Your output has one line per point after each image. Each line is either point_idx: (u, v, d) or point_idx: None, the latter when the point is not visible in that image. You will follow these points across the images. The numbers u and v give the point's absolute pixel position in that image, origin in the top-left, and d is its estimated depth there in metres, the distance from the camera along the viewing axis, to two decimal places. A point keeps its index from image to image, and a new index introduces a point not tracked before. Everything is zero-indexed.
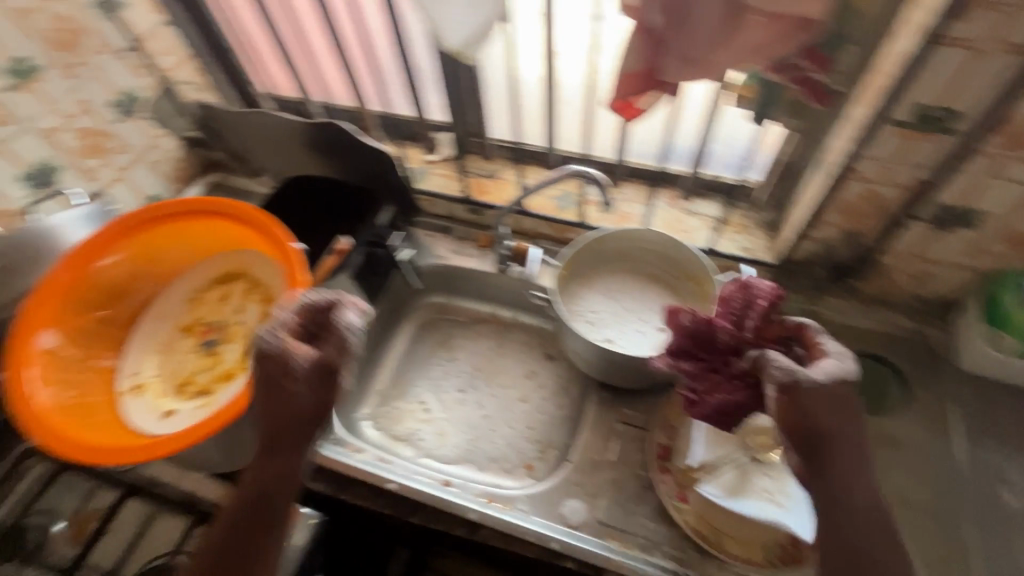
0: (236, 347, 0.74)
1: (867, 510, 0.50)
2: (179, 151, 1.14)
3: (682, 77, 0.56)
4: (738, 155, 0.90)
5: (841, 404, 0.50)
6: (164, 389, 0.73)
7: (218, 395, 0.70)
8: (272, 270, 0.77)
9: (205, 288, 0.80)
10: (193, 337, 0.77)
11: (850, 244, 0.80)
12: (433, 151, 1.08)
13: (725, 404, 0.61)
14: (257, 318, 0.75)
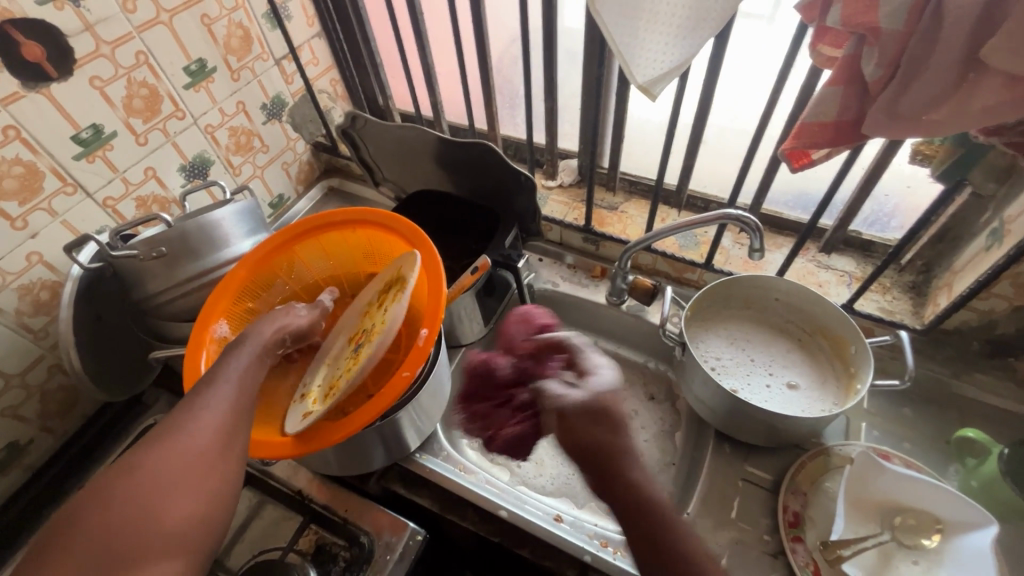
0: (372, 343, 0.66)
1: (654, 534, 0.48)
2: (306, 154, 1.20)
3: (880, 132, 0.54)
4: (883, 212, 0.86)
5: (613, 419, 0.52)
6: (318, 395, 0.69)
7: (344, 389, 0.64)
8: (414, 262, 0.70)
9: (375, 299, 0.76)
10: (351, 343, 0.72)
11: (1018, 320, 0.74)
12: (553, 177, 1.08)
13: (519, 436, 0.72)
14: (394, 313, 0.67)
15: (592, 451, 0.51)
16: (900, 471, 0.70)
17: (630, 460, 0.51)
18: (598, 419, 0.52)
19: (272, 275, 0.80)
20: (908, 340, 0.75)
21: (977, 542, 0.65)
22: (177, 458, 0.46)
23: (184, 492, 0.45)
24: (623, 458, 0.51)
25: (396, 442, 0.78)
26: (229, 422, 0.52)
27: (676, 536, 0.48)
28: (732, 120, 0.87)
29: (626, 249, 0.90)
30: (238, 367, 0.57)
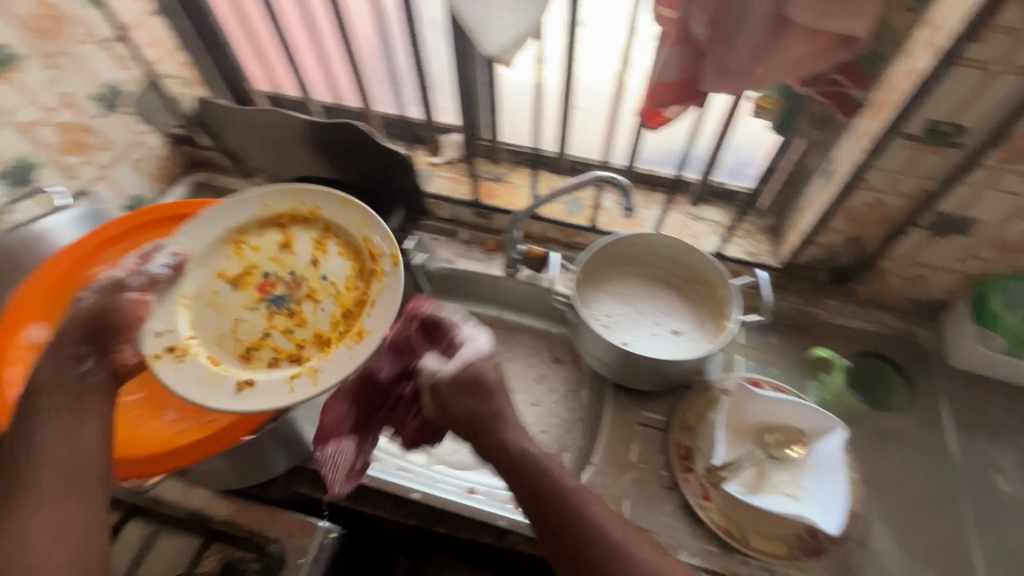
0: (323, 305, 0.67)
1: (531, 493, 0.54)
2: (163, 148, 1.08)
3: (717, 89, 0.58)
4: (742, 162, 0.94)
5: (485, 381, 0.56)
6: (220, 354, 0.62)
7: (314, 364, 0.62)
8: (350, 214, 0.70)
9: (253, 228, 0.70)
10: (253, 291, 0.67)
11: (852, 249, 0.84)
12: (438, 154, 1.06)
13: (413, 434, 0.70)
14: (347, 274, 0.68)
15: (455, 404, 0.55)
16: (769, 396, 0.79)
17: (490, 425, 0.56)
18: (465, 392, 0.56)
19: (95, 264, 0.68)
20: (766, 278, 0.83)
21: (829, 448, 0.77)
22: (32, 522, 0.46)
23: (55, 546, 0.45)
24: (490, 418, 0.56)
25: (297, 443, 0.75)
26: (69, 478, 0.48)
27: (558, 484, 0.53)
28: (598, 84, 0.89)
29: (514, 220, 0.91)
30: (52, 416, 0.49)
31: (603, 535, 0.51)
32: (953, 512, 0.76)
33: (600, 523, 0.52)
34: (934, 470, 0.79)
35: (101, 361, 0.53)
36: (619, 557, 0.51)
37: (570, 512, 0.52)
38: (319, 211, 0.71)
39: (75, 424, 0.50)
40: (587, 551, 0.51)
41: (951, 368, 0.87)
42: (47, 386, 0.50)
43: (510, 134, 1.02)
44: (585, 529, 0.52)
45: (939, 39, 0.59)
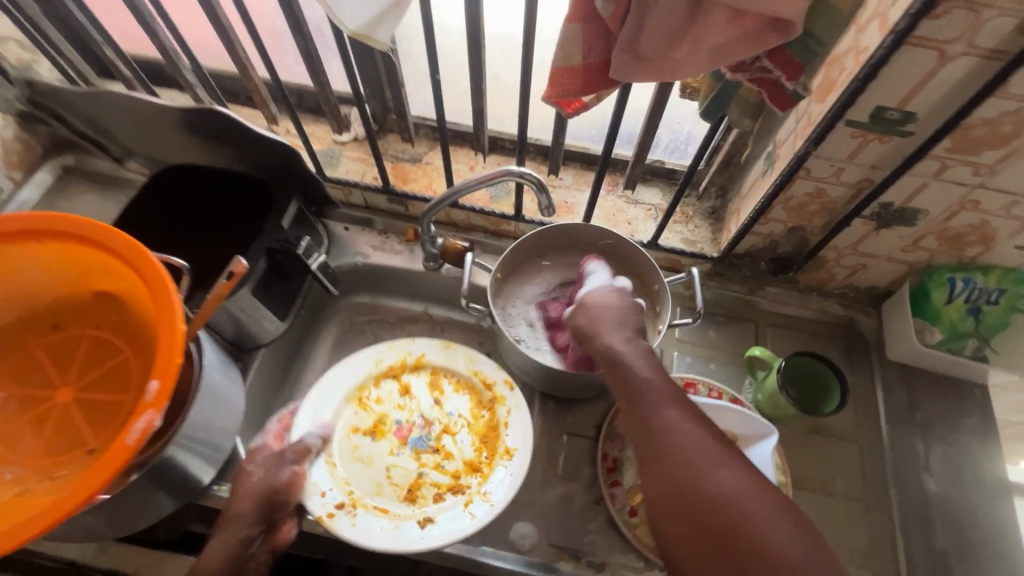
0: (467, 438, 0.76)
1: (650, 388, 0.54)
2: (11, 128, 0.91)
3: (629, 77, 0.47)
4: (680, 140, 0.85)
5: (625, 309, 0.62)
6: (374, 502, 0.70)
7: (478, 488, 0.70)
8: (455, 355, 0.80)
9: (366, 385, 0.78)
10: (391, 439, 0.75)
11: (793, 238, 0.78)
12: (343, 130, 0.93)
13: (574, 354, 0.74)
14: (470, 409, 0.78)
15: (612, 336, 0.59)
16: (702, 402, 0.74)
17: (615, 328, 0.60)
18: (608, 315, 0.61)
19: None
20: (698, 276, 0.76)
21: (763, 452, 0.72)
22: None
23: None
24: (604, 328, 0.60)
25: (180, 484, 0.67)
26: None
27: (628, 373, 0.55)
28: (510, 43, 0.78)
29: (426, 212, 0.80)
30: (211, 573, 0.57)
31: (671, 436, 0.50)
32: (881, 511, 0.74)
33: (667, 418, 0.51)
34: (865, 467, 0.77)
35: (231, 530, 0.60)
36: (701, 454, 0.49)
37: (658, 415, 0.52)
38: (422, 366, 0.80)
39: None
40: (684, 456, 0.49)
41: (889, 360, 0.83)
42: None
43: (423, 106, 0.90)
44: (656, 426, 0.51)
45: (891, 13, 0.49)
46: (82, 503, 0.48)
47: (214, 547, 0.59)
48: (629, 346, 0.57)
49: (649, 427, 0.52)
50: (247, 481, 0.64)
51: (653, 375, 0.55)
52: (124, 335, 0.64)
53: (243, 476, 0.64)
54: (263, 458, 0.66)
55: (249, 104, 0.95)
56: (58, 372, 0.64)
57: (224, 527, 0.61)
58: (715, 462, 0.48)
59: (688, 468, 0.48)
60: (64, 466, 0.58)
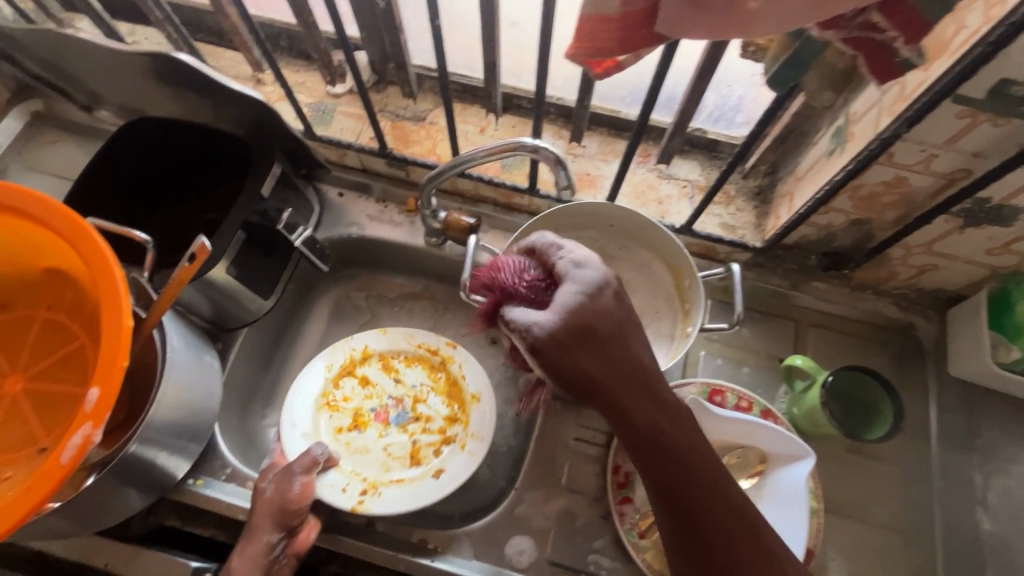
0: (434, 404, 0.75)
1: (648, 397, 0.46)
2: None
3: (684, 33, 0.36)
4: (728, 106, 0.72)
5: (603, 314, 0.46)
6: (386, 478, 0.69)
7: (465, 432, 0.71)
8: (392, 333, 0.78)
9: (326, 387, 0.75)
10: (373, 426, 0.73)
11: (854, 231, 0.66)
12: (337, 81, 0.81)
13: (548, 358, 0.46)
14: (426, 380, 0.76)
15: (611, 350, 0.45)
16: (729, 416, 0.65)
17: (619, 341, 0.46)
18: (605, 322, 0.46)
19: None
20: (740, 273, 0.64)
21: (796, 477, 0.64)
22: None
23: None
24: (601, 343, 0.45)
25: (149, 480, 0.62)
26: None
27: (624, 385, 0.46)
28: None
29: (426, 183, 0.70)
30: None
31: (688, 463, 0.45)
32: (922, 544, 0.67)
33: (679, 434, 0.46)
34: (908, 494, 0.69)
35: (257, 537, 0.60)
36: (739, 504, 0.45)
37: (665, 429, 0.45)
38: (367, 351, 0.77)
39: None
40: (701, 478, 0.45)
41: (949, 373, 0.73)
42: None
43: (428, 54, 0.78)
44: (680, 452, 0.45)
45: None
46: (18, 522, 0.42)
47: (240, 557, 0.58)
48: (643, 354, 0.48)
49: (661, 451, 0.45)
50: (262, 502, 0.61)
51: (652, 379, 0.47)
52: (78, 319, 0.57)
53: (262, 492, 0.62)
54: (275, 475, 0.64)
55: (231, 46, 0.83)
56: (8, 359, 0.57)
57: (249, 539, 0.60)
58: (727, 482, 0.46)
59: (730, 520, 0.44)
60: (12, 466, 0.52)
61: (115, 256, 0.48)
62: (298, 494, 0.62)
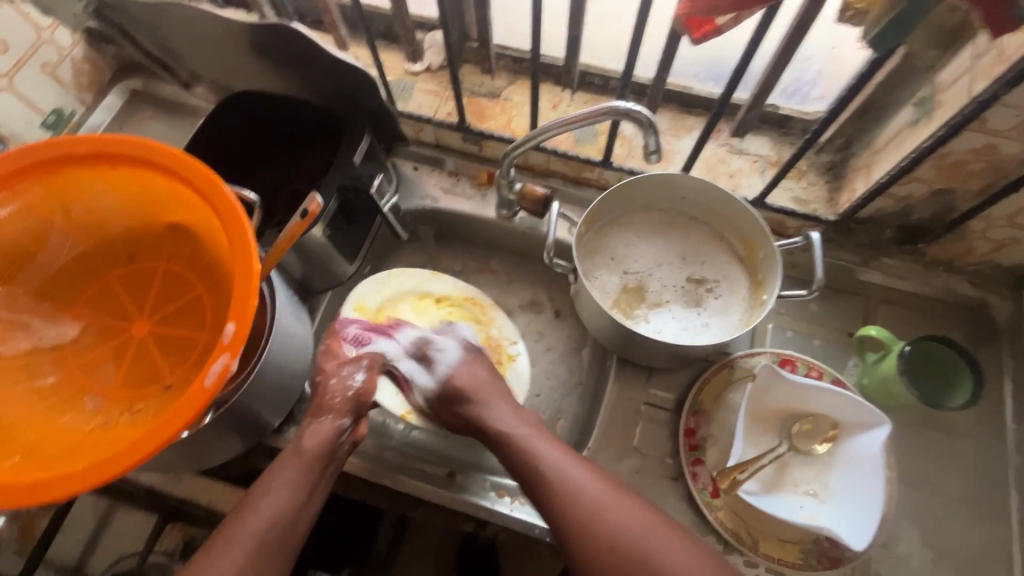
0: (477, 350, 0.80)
1: (537, 480, 0.59)
2: (80, 48, 0.87)
3: None
4: (803, 81, 0.74)
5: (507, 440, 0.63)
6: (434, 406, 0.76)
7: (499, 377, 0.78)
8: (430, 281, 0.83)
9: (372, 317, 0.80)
10: None
11: (933, 203, 0.67)
12: (416, 59, 0.85)
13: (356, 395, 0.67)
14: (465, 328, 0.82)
15: (489, 401, 0.66)
16: (802, 383, 0.66)
17: (497, 402, 0.66)
18: (481, 391, 0.67)
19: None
20: (819, 243, 0.65)
21: (870, 444, 0.64)
22: (286, 508, 0.56)
23: (283, 518, 0.56)
24: (488, 399, 0.67)
25: (250, 426, 0.67)
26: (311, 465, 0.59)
27: (540, 461, 0.60)
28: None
29: (506, 154, 0.73)
30: (304, 443, 0.60)
31: (586, 500, 0.57)
32: (996, 518, 0.67)
33: (587, 493, 0.57)
34: (982, 469, 0.69)
35: (328, 419, 0.63)
36: (627, 521, 0.55)
37: (554, 480, 0.58)
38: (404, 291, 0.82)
39: (303, 449, 0.60)
40: (603, 541, 0.55)
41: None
42: (307, 462, 0.59)
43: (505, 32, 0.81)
44: (590, 510, 0.56)
45: None
46: (167, 442, 0.46)
47: (312, 433, 0.61)
48: (515, 418, 0.65)
49: (573, 524, 0.56)
50: (327, 390, 0.66)
51: (555, 449, 0.61)
52: (196, 271, 0.62)
53: (327, 380, 0.67)
54: (334, 368, 0.68)
55: (318, 27, 0.88)
56: (131, 305, 0.63)
57: (317, 418, 0.63)
58: (627, 516, 0.56)
59: (614, 543, 0.55)
60: (143, 400, 0.57)
61: (243, 208, 0.53)
62: (364, 388, 0.67)
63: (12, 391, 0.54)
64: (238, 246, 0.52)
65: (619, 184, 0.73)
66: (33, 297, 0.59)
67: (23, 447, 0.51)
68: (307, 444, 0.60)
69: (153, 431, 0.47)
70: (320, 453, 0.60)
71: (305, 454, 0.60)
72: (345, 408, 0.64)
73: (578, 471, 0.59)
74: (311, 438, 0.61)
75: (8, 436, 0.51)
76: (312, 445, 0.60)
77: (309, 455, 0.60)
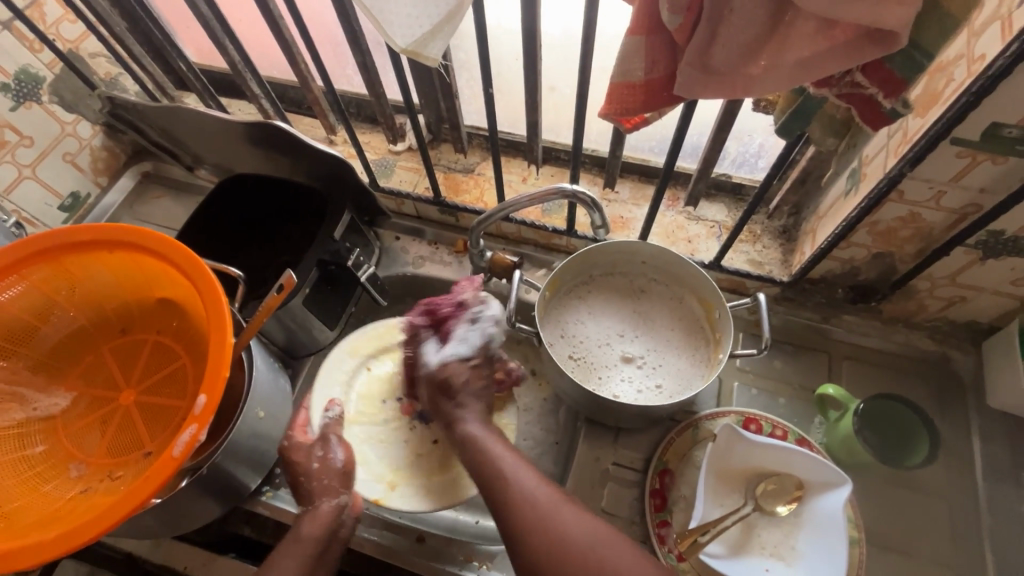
0: None
1: (491, 485, 0.56)
2: (98, 138, 0.97)
3: (697, 93, 0.43)
4: (749, 153, 0.80)
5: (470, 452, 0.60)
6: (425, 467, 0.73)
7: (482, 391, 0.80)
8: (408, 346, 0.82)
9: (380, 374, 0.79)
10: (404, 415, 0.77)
11: (877, 264, 0.70)
12: (397, 140, 0.93)
13: (338, 471, 0.64)
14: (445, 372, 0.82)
15: (465, 403, 0.65)
16: (762, 442, 0.67)
17: (476, 411, 0.65)
18: (461, 393, 0.65)
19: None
20: (766, 304, 0.68)
21: (832, 504, 0.65)
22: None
23: None
24: (468, 399, 0.65)
25: (228, 491, 0.70)
26: (317, 545, 0.58)
27: (499, 463, 0.58)
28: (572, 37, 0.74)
29: (474, 227, 0.78)
30: (302, 518, 0.60)
31: (509, 490, 0.55)
32: None
33: (533, 495, 0.54)
34: (954, 529, 0.69)
35: (322, 501, 0.62)
36: (553, 504, 0.53)
37: (512, 491, 0.54)
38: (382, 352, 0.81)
39: (295, 533, 0.59)
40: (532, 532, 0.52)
41: (989, 406, 0.73)
42: (314, 542, 0.58)
43: (476, 114, 0.89)
44: (533, 515, 0.52)
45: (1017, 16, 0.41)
46: (135, 509, 0.49)
47: (311, 516, 0.60)
48: (488, 432, 0.62)
49: (518, 527, 0.52)
50: (308, 475, 0.63)
51: (514, 463, 0.57)
52: (182, 341, 0.67)
53: (307, 468, 0.64)
54: (307, 451, 0.65)
55: (310, 115, 0.97)
56: (123, 375, 0.68)
57: (311, 503, 0.61)
58: (591, 533, 0.51)
59: (534, 518, 0.52)
60: (123, 467, 0.61)
61: (222, 289, 0.58)
62: (346, 460, 0.66)
63: (2, 461, 0.58)
64: (215, 322, 0.57)
65: (580, 250, 0.79)
66: (32, 371, 0.64)
67: (7, 515, 0.54)
68: (308, 526, 0.59)
69: (118, 503, 0.50)
70: (320, 535, 0.59)
71: (305, 541, 0.58)
72: (338, 484, 0.64)
73: (534, 481, 0.56)
74: (312, 517, 0.60)
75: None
76: (311, 528, 0.59)
77: (312, 538, 0.58)
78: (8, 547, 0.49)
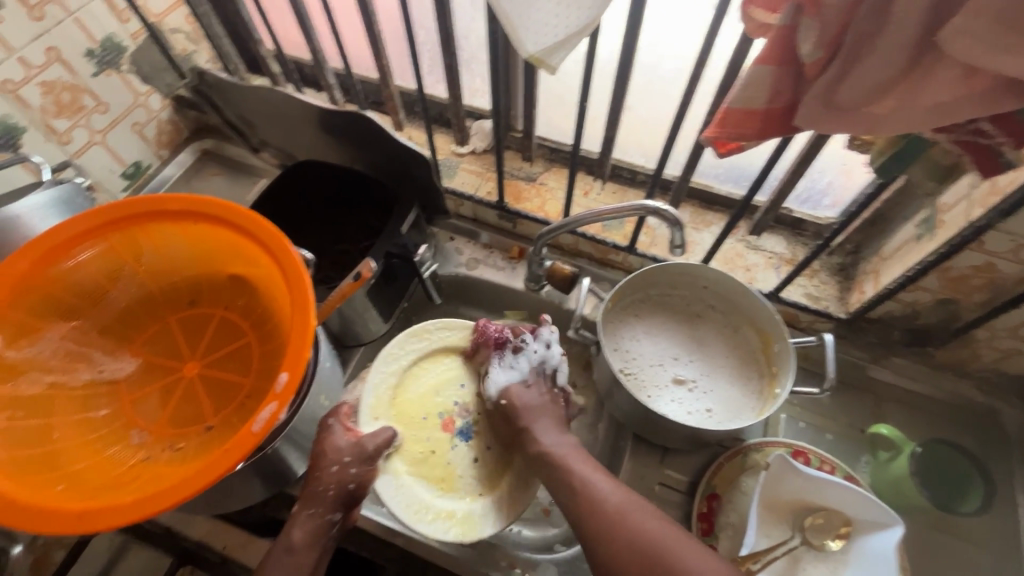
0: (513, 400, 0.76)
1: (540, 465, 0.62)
2: (166, 111, 0.98)
3: (820, 125, 0.45)
4: (816, 190, 0.80)
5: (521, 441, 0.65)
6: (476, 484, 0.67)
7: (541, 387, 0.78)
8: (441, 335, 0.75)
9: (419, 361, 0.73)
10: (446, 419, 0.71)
11: (939, 309, 0.71)
12: (463, 142, 0.94)
13: (341, 490, 0.61)
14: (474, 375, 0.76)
15: (536, 419, 0.65)
16: (815, 476, 0.67)
17: (549, 424, 0.65)
18: (531, 411, 0.66)
19: (68, 262, 0.59)
20: (832, 342, 0.69)
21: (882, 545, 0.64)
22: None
23: None
24: (537, 415, 0.66)
25: (278, 473, 0.70)
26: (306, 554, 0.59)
27: (569, 465, 0.60)
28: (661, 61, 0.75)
29: (539, 234, 0.79)
30: (299, 520, 0.61)
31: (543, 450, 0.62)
32: None
33: (610, 501, 0.56)
34: None
35: (317, 512, 0.61)
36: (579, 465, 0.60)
37: (544, 453, 0.62)
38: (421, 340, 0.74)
39: (287, 539, 0.59)
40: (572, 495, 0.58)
41: None
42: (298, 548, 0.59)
43: (547, 124, 0.90)
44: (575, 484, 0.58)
45: None
46: (213, 480, 0.49)
47: (302, 526, 0.60)
48: (560, 442, 0.63)
49: (570, 502, 0.58)
50: (318, 479, 0.62)
51: (540, 419, 0.65)
52: (249, 319, 0.67)
53: (327, 467, 0.61)
54: (337, 450, 0.62)
55: (379, 110, 0.98)
56: (187, 346, 0.68)
57: (308, 507, 0.61)
58: (622, 497, 0.56)
59: (580, 490, 0.57)
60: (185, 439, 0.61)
61: (306, 270, 0.58)
62: (360, 481, 0.62)
63: (68, 419, 0.59)
64: (297, 304, 0.56)
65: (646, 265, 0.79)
66: (98, 333, 0.65)
67: (72, 476, 0.54)
68: (298, 533, 0.60)
69: (196, 472, 0.50)
70: (308, 545, 0.59)
71: (296, 550, 0.59)
72: (336, 501, 0.61)
73: (586, 466, 0.60)
74: (295, 526, 0.60)
75: (60, 466, 0.54)
76: (298, 537, 0.59)
77: (296, 549, 0.59)
78: (83, 508, 0.48)
